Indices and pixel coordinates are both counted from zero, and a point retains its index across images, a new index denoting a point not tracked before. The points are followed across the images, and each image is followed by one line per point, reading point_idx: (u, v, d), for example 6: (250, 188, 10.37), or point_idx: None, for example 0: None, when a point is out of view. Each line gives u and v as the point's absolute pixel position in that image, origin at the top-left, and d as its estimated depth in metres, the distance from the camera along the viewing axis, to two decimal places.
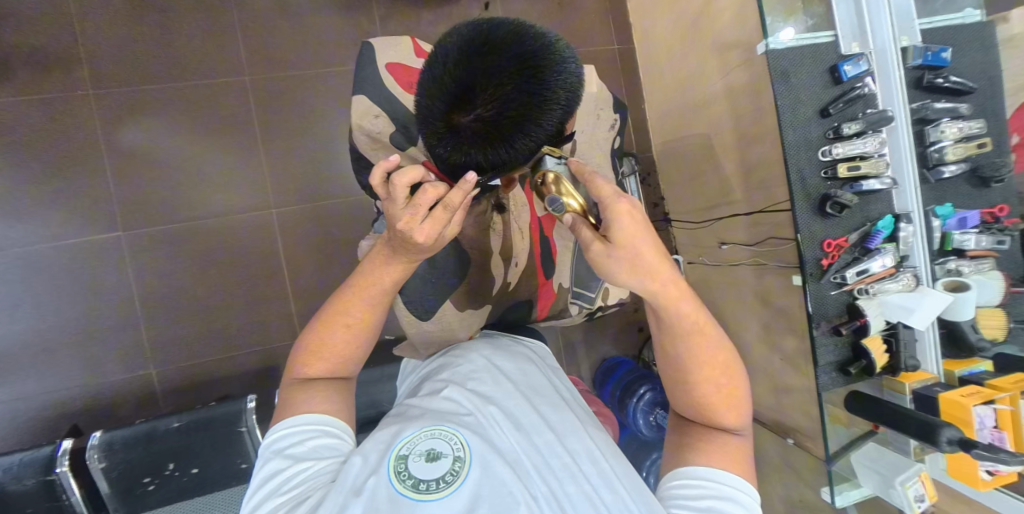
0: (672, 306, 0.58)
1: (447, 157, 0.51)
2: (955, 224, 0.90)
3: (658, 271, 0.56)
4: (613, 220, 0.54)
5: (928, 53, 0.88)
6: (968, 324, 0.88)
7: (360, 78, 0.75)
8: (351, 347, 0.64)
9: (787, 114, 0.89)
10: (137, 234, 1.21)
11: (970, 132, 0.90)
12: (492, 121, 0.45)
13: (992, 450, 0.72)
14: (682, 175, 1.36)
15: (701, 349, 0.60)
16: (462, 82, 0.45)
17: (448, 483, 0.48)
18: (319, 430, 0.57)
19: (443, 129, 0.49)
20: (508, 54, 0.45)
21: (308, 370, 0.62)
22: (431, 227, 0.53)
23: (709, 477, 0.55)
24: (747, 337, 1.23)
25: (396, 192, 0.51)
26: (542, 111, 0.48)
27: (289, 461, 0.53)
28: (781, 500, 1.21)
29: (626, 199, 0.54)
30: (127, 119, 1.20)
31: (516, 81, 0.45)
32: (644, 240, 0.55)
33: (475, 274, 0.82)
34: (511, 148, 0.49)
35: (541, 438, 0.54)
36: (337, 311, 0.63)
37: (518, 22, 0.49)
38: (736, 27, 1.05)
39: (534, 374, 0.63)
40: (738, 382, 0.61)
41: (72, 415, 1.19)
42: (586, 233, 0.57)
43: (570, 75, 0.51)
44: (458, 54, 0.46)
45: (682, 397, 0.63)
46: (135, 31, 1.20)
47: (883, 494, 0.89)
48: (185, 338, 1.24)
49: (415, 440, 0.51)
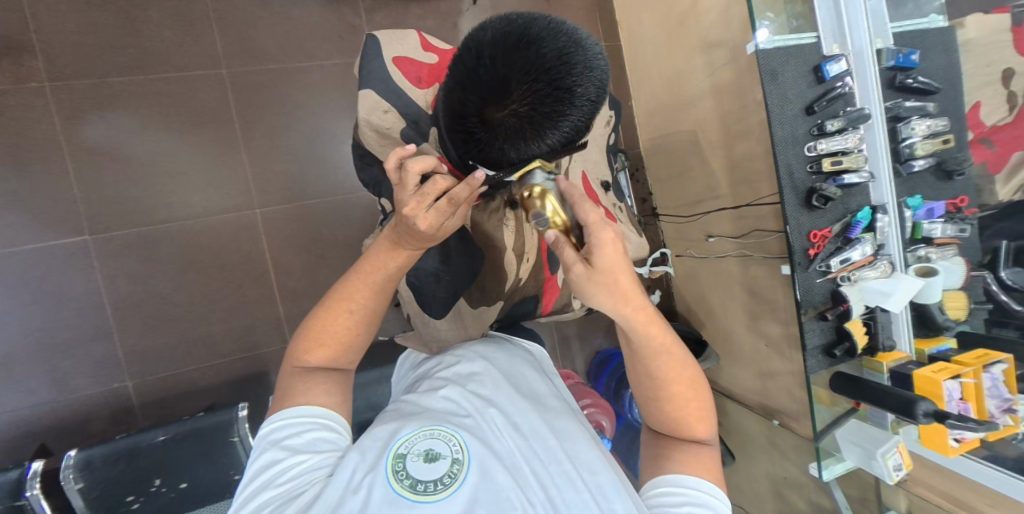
0: (645, 330, 0.58)
1: (480, 152, 0.48)
2: (923, 215, 0.97)
3: (631, 298, 0.56)
4: (596, 248, 0.52)
5: (899, 55, 0.94)
6: (936, 306, 0.95)
7: (366, 72, 0.75)
8: (352, 335, 0.60)
9: (776, 112, 0.94)
10: (104, 237, 1.13)
11: (936, 129, 0.97)
12: (527, 117, 0.43)
13: (962, 420, 0.81)
14: (669, 170, 1.40)
15: (671, 368, 0.60)
16: (499, 75, 0.42)
17: (446, 485, 0.47)
18: (316, 422, 0.55)
19: (476, 124, 0.45)
20: (548, 49, 0.42)
21: (307, 360, 0.59)
22: (434, 217, 0.52)
23: (687, 484, 0.58)
24: (733, 325, 1.29)
25: (406, 178, 0.50)
26: (573, 106, 0.45)
27: (286, 452, 0.51)
28: (767, 478, 1.29)
29: (611, 229, 0.52)
30: (89, 114, 1.12)
31: (552, 76, 0.42)
32: (622, 267, 0.53)
33: (488, 271, 0.83)
34: (543, 144, 0.46)
35: (542, 444, 0.53)
36: (339, 295, 0.59)
37: (552, 18, 0.46)
38: (722, 27, 1.09)
39: (534, 378, 0.62)
40: (705, 395, 0.63)
41: (40, 434, 1.10)
42: (569, 253, 0.53)
43: (600, 74, 0.48)
44: (493, 46, 0.43)
45: (653, 414, 0.64)
46: (97, 18, 1.11)
47: (865, 465, 0.97)
48: (164, 346, 1.17)
49: (413, 439, 0.50)
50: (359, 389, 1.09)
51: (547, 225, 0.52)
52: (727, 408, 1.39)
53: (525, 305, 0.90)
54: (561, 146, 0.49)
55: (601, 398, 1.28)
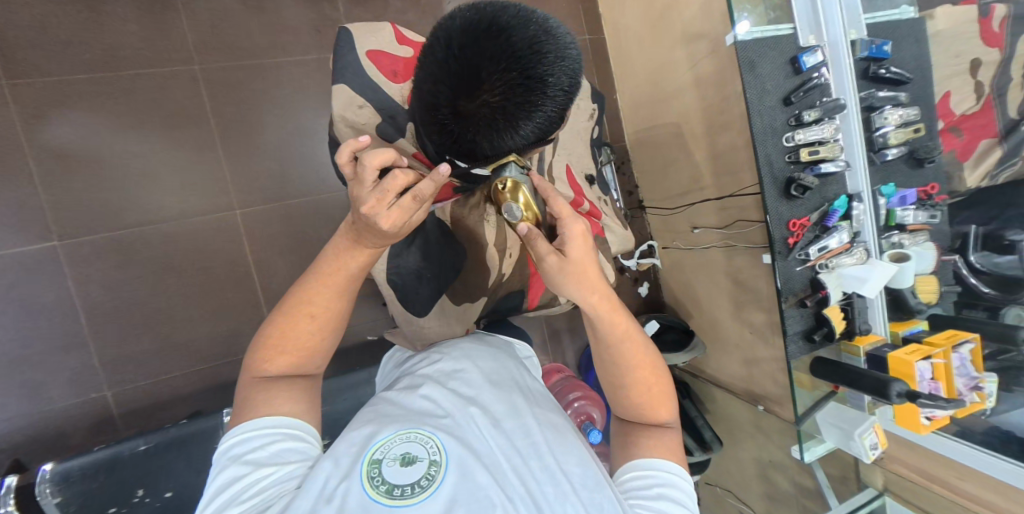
0: (609, 318, 0.62)
1: (449, 145, 0.46)
2: (897, 202, 1.00)
3: (597, 288, 0.60)
4: (567, 240, 0.58)
5: (872, 46, 0.97)
6: (909, 291, 0.99)
7: (340, 66, 0.71)
8: (315, 340, 0.60)
9: (755, 103, 0.96)
10: (75, 242, 1.09)
11: (908, 118, 1.00)
12: (499, 108, 0.40)
13: (932, 398, 0.85)
14: (653, 161, 1.42)
15: (634, 353, 0.63)
16: (468, 64, 0.40)
17: (424, 487, 0.47)
18: (283, 432, 0.53)
19: (448, 116, 0.43)
20: (518, 37, 0.40)
21: (268, 367, 0.57)
22: (399, 214, 0.51)
23: (655, 466, 0.58)
24: (718, 314, 1.32)
25: (364, 173, 0.50)
26: (546, 96, 0.42)
27: (249, 467, 0.49)
28: (754, 461, 1.33)
29: (580, 222, 0.58)
30: (54, 115, 1.07)
31: (522, 64, 0.40)
32: (591, 260, 0.59)
33: (471, 267, 0.82)
34: (516, 135, 0.44)
35: (522, 439, 0.53)
36: (300, 299, 0.58)
37: (520, 6, 0.43)
38: (701, 19, 1.10)
39: (513, 373, 0.63)
40: (664, 378, 0.66)
41: (13, 448, 1.07)
42: (542, 245, 0.57)
43: (573, 63, 0.45)
44: (462, 35, 0.41)
45: (621, 403, 0.65)
46: (59, 11, 1.07)
47: (843, 446, 1.00)
48: (145, 352, 1.14)
49: (390, 444, 0.50)
50: (349, 390, 1.08)
51: (519, 217, 0.57)
52: (714, 395, 1.42)
53: (511, 300, 0.89)
54: (534, 139, 0.47)
55: (590, 390, 1.30)
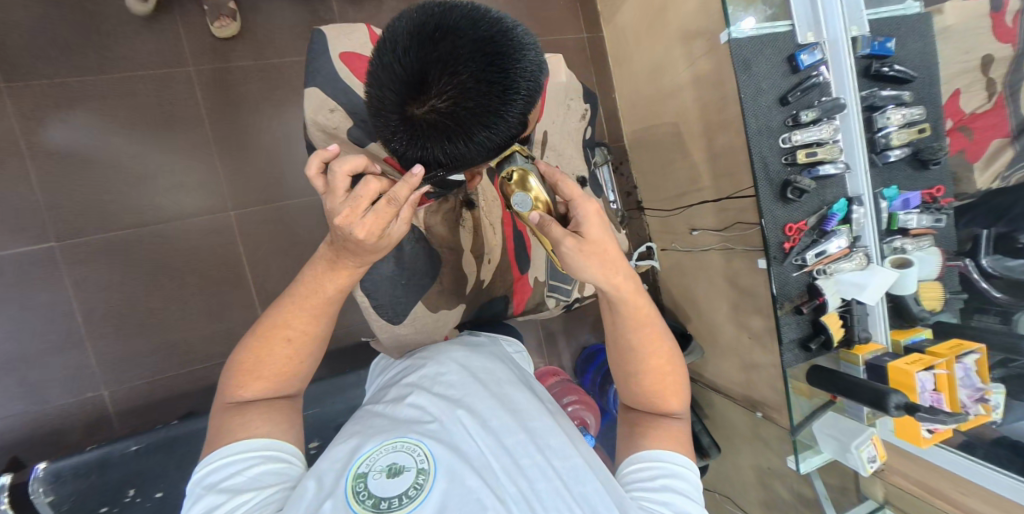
0: (632, 299, 0.58)
1: (403, 152, 0.45)
2: (899, 205, 0.97)
3: (620, 267, 0.55)
4: (581, 221, 0.52)
5: (874, 43, 0.93)
6: (912, 298, 0.95)
7: (313, 68, 0.70)
8: (293, 364, 0.58)
9: (750, 104, 0.93)
10: (71, 243, 1.10)
11: (913, 118, 0.96)
12: (449, 113, 0.39)
13: (932, 412, 0.81)
14: (651, 162, 1.39)
15: (652, 340, 0.60)
16: (414, 68, 0.38)
17: (412, 497, 0.45)
18: (263, 456, 0.51)
19: (397, 121, 0.42)
20: (465, 39, 0.38)
21: (244, 392, 0.56)
22: (374, 222, 0.47)
23: (660, 458, 0.55)
24: (717, 318, 1.29)
25: (335, 183, 0.47)
26: (503, 101, 0.41)
27: (226, 495, 0.46)
28: (752, 468, 1.30)
29: (594, 202, 0.52)
30: (51, 118, 1.08)
31: (472, 65, 0.39)
32: (610, 241, 0.54)
33: (448, 274, 0.80)
34: (470, 143, 0.42)
35: (512, 438, 0.51)
36: (275, 323, 0.56)
37: (472, 7, 0.42)
38: (698, 16, 1.07)
39: (501, 371, 0.61)
40: (680, 370, 0.62)
41: (12, 445, 1.09)
42: (557, 229, 0.51)
43: (532, 65, 0.44)
44: (409, 38, 0.40)
45: (631, 390, 0.62)
46: (55, 16, 1.08)
47: (840, 457, 0.97)
48: (140, 352, 1.16)
49: (376, 456, 0.49)
50: (339, 392, 1.08)
51: (530, 208, 0.51)
52: (713, 400, 1.39)
53: (496, 304, 0.89)
54: (493, 148, 0.46)
55: (585, 394, 1.28)
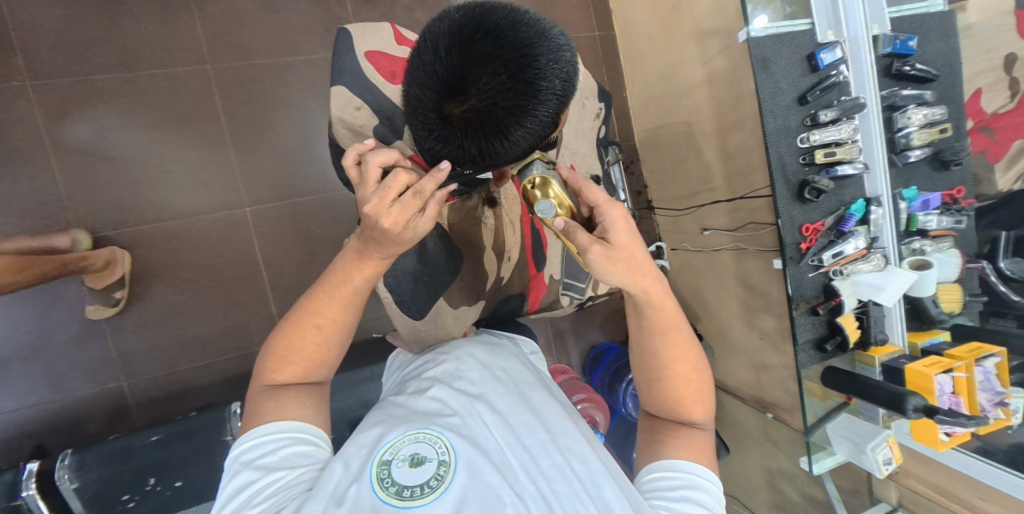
0: (658, 304, 0.58)
1: (439, 149, 0.46)
2: (919, 206, 0.96)
3: (647, 271, 0.55)
4: (608, 226, 0.53)
5: (896, 42, 0.92)
6: (930, 299, 0.94)
7: (338, 68, 0.70)
8: (322, 351, 0.58)
9: (767, 103, 0.92)
10: (92, 238, 1.12)
11: (934, 118, 0.95)
12: (486, 113, 0.39)
13: (951, 414, 0.81)
14: (663, 162, 1.39)
15: (677, 344, 0.60)
16: (454, 68, 0.39)
17: (433, 488, 0.46)
18: (292, 437, 0.52)
19: (435, 121, 0.42)
20: (505, 40, 0.39)
21: (277, 376, 0.56)
22: (400, 213, 0.46)
23: (682, 468, 0.55)
24: (728, 318, 1.28)
25: (368, 173, 0.48)
26: (539, 101, 0.41)
27: (259, 473, 0.48)
28: (762, 469, 1.29)
29: (619, 207, 0.53)
30: (73, 114, 1.11)
31: (511, 66, 0.39)
32: (638, 247, 0.54)
33: (468, 271, 0.81)
34: (506, 142, 0.43)
35: (531, 437, 0.52)
36: (307, 311, 0.57)
37: (511, 8, 0.43)
38: (714, 14, 1.06)
39: (522, 371, 0.62)
40: (705, 377, 0.61)
41: (35, 434, 1.12)
42: (583, 237, 0.52)
43: (566, 66, 0.44)
44: (449, 38, 0.40)
45: (653, 396, 0.61)
46: (79, 15, 1.10)
47: (855, 459, 0.96)
48: (158, 346, 1.18)
49: (399, 445, 0.50)
50: (351, 388, 1.09)
51: (552, 214, 0.54)
52: (722, 401, 1.39)
53: (511, 302, 0.89)
54: (525, 146, 0.47)
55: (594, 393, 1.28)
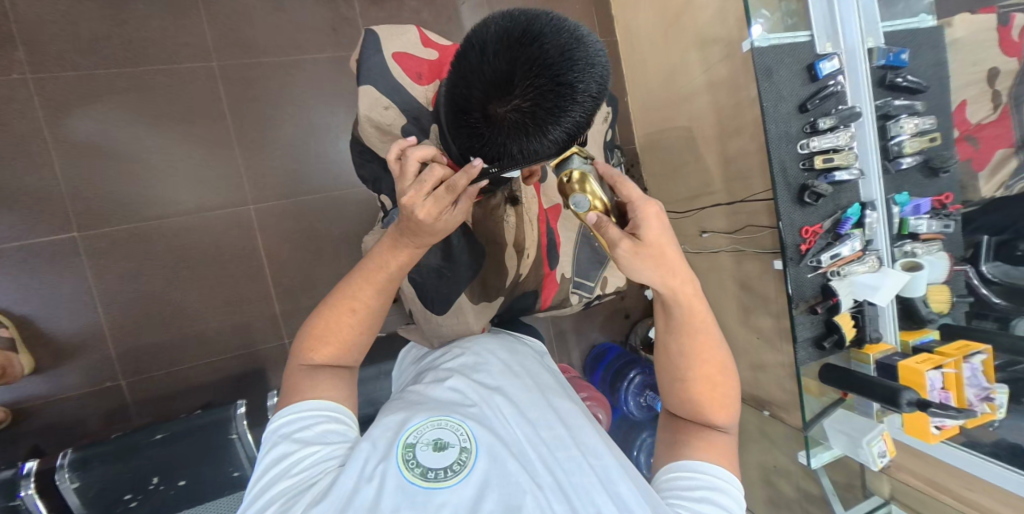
0: (688, 303, 0.59)
1: (479, 147, 0.47)
2: (910, 211, 1.00)
3: (677, 270, 0.56)
4: (639, 222, 0.53)
5: (889, 54, 0.96)
6: (920, 299, 0.99)
7: (365, 68, 0.71)
8: (356, 335, 0.59)
9: (770, 111, 0.96)
10: (92, 234, 1.11)
11: (924, 127, 0.99)
12: (529, 112, 0.42)
13: (943, 408, 0.86)
14: (664, 166, 1.42)
15: (704, 348, 0.61)
16: (502, 70, 0.41)
17: (456, 472, 0.48)
18: (325, 415, 0.54)
19: (479, 121, 0.45)
20: (551, 45, 0.41)
21: (312, 357, 0.57)
22: (433, 207, 0.50)
23: (705, 470, 0.57)
24: (726, 318, 1.32)
25: (406, 166, 0.50)
26: (575, 102, 0.44)
27: (297, 445, 0.50)
28: (758, 466, 1.33)
29: (654, 203, 0.54)
30: (75, 109, 1.09)
31: (554, 71, 0.41)
32: (670, 247, 0.55)
33: (490, 268, 0.82)
34: (545, 141, 0.45)
35: (548, 431, 0.53)
36: (345, 295, 0.58)
37: (554, 15, 0.44)
38: (717, 24, 1.10)
39: (536, 367, 0.63)
40: (731, 380, 0.62)
41: (32, 433, 1.10)
42: (613, 231, 0.53)
43: (601, 71, 0.46)
44: (496, 41, 0.42)
45: (675, 396, 0.63)
46: (82, 9, 1.09)
47: (851, 452, 1.00)
48: (158, 344, 1.16)
49: (422, 429, 0.51)
50: (359, 386, 1.09)
51: (587, 209, 0.54)
52: None
53: (525, 300, 0.91)
54: (562, 144, 0.49)
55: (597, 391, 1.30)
